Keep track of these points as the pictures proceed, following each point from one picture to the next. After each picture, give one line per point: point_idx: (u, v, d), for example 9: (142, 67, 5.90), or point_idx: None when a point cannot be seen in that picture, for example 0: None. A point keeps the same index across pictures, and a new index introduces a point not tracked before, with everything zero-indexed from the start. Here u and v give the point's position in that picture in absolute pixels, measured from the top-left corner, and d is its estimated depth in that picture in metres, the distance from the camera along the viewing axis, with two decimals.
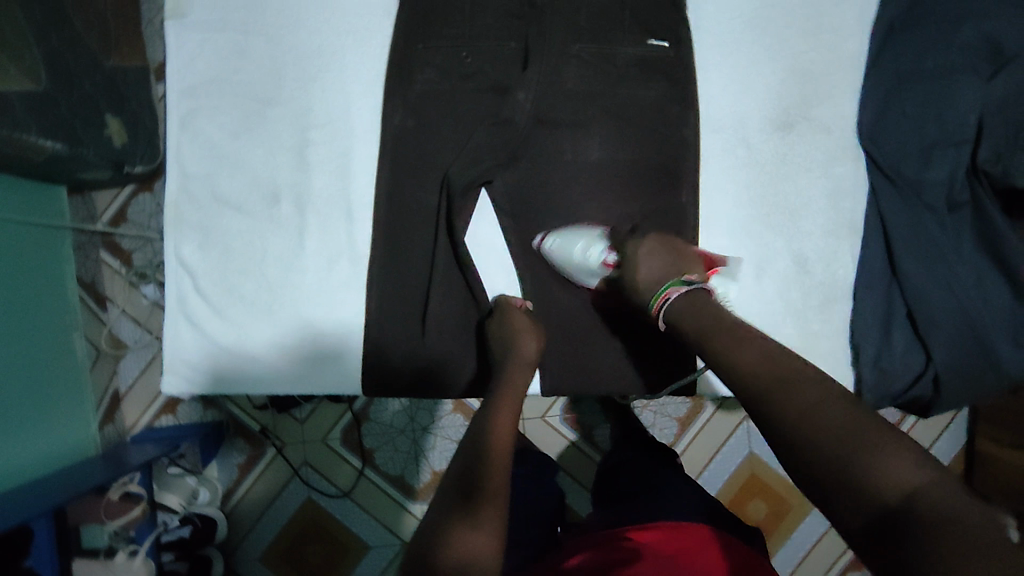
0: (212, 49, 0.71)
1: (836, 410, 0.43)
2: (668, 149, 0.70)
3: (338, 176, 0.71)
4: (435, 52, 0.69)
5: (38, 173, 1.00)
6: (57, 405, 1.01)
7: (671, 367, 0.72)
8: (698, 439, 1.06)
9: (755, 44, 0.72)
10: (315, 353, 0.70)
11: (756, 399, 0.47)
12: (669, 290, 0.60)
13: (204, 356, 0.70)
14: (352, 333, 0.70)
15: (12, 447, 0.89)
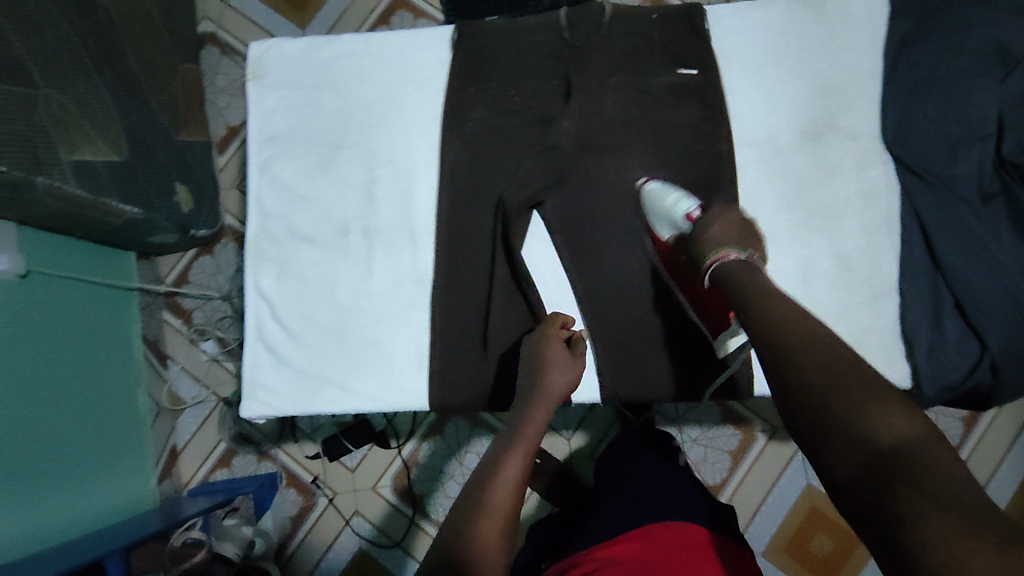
0: (288, 103, 0.80)
1: (838, 371, 0.48)
2: (705, 165, 0.75)
3: (403, 208, 0.77)
4: (486, 93, 0.77)
5: (104, 239, 1.19)
6: (101, 471, 1.12)
7: (716, 365, 0.74)
8: (753, 472, 1.08)
9: (777, 67, 0.78)
10: (385, 375, 0.74)
11: (772, 354, 0.53)
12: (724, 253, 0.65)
13: (279, 377, 0.75)
14: (419, 352, 0.75)
15: (71, 494, 1.03)
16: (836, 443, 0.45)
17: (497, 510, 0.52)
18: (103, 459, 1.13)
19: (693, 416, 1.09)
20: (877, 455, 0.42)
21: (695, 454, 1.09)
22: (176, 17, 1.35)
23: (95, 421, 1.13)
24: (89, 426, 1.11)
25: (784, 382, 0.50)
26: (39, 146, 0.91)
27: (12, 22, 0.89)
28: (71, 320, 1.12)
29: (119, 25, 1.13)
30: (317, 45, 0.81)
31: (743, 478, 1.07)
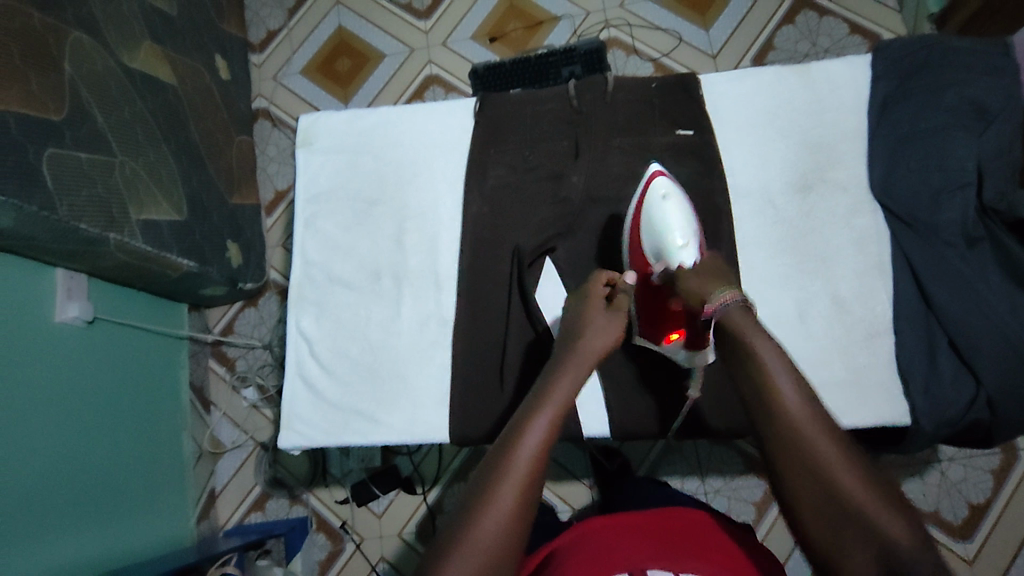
0: (331, 166, 0.91)
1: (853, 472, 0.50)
2: (705, 213, 0.81)
3: (430, 256, 0.86)
4: (503, 154, 0.86)
5: (161, 290, 1.32)
6: (140, 503, 1.21)
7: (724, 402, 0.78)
8: (778, 524, 1.09)
9: (768, 126, 0.85)
10: (411, 405, 0.81)
11: (775, 432, 0.54)
12: (726, 293, 0.63)
13: (314, 408, 0.82)
14: (441, 385, 0.81)
15: (108, 524, 1.12)
16: (850, 545, 0.47)
17: (511, 483, 0.54)
18: (142, 492, 1.22)
19: (715, 467, 1.13)
20: (897, 564, 0.44)
21: (720, 506, 1.12)
22: (234, 97, 1.54)
23: (137, 455, 1.22)
24: (132, 461, 1.21)
25: (797, 479, 0.51)
26: (113, 205, 1.05)
27: (98, 102, 1.06)
28: (129, 361, 1.25)
29: (186, 104, 1.31)
30: (358, 117, 0.92)
31: (768, 531, 1.09)
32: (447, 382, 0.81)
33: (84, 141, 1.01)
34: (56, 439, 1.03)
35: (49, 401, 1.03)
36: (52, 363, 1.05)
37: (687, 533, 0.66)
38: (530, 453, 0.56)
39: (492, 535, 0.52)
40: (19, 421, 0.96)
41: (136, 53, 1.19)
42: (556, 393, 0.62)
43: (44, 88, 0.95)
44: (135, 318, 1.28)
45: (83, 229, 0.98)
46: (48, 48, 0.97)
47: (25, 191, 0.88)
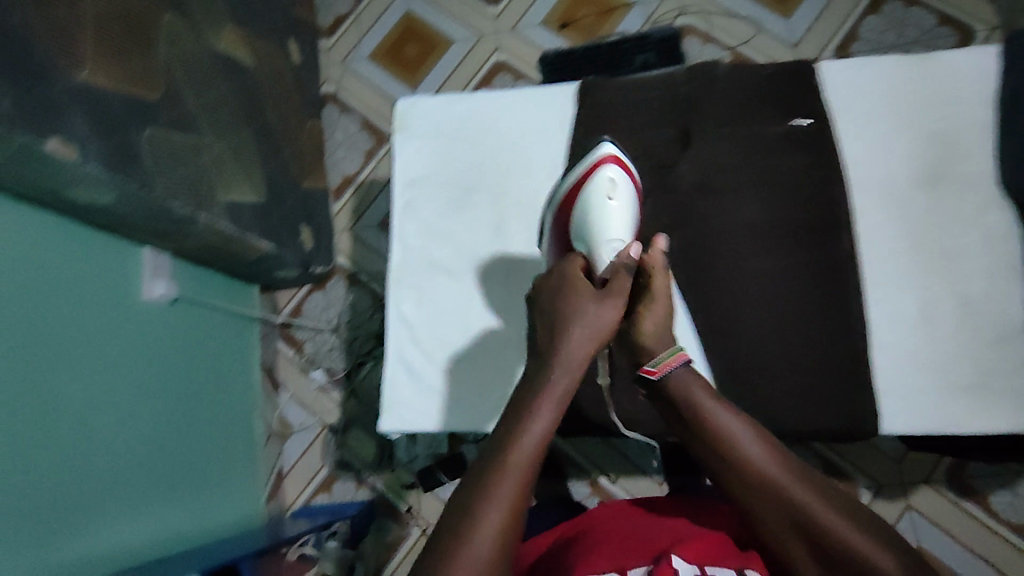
0: (427, 150, 0.90)
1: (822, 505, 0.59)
2: (823, 206, 0.79)
3: (530, 244, 0.85)
4: (607, 141, 0.85)
5: (237, 272, 1.34)
6: (211, 481, 1.23)
7: (847, 404, 0.75)
8: None
9: (886, 116, 0.81)
10: (475, 397, 0.81)
11: (741, 481, 0.63)
12: (673, 357, 0.69)
13: (417, 393, 0.83)
14: (504, 380, 0.81)
15: (182, 502, 1.14)
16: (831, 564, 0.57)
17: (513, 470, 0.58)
18: (213, 471, 1.24)
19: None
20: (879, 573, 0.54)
21: None
22: (304, 80, 1.54)
23: (208, 434, 1.23)
24: (205, 440, 1.22)
25: (776, 522, 0.60)
26: (201, 185, 1.04)
27: (188, 82, 1.06)
28: (205, 341, 1.26)
29: (263, 87, 1.31)
30: (453, 100, 0.91)
31: None
32: (512, 375, 0.81)
33: (176, 121, 1.01)
34: (140, 415, 1.05)
35: (134, 377, 1.05)
36: (135, 343, 1.06)
37: (671, 531, 0.69)
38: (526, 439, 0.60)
39: (501, 520, 0.55)
40: (104, 398, 0.98)
41: (220, 34, 1.19)
42: (527, 430, 0.61)
43: (142, 67, 0.94)
44: (212, 297, 1.29)
45: (176, 209, 0.98)
46: (145, 26, 0.97)
47: (125, 169, 0.87)
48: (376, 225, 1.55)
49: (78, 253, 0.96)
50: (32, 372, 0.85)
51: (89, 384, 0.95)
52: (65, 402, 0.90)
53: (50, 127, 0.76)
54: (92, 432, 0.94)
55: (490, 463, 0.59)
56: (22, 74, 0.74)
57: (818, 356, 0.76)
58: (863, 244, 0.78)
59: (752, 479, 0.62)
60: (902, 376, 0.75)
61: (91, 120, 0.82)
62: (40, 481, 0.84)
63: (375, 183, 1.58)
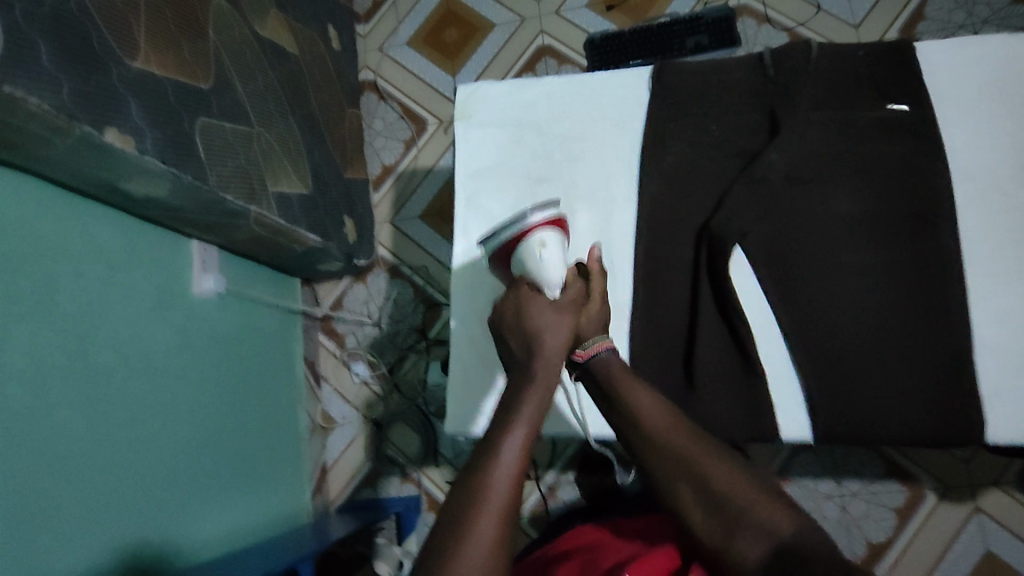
0: (491, 139, 0.86)
1: (728, 469, 0.63)
2: (922, 196, 0.75)
3: (602, 237, 0.81)
4: (686, 129, 0.80)
5: (281, 265, 1.31)
6: (258, 476, 1.21)
7: (951, 408, 0.71)
8: (921, 532, 1.18)
9: (990, 100, 0.76)
10: (461, 394, 0.82)
11: (657, 453, 0.65)
12: (599, 342, 0.72)
13: (464, 392, 0.82)
14: (488, 380, 0.82)
15: (231, 499, 1.12)
16: (729, 531, 0.59)
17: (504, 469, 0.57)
18: (259, 465, 1.22)
19: (851, 471, 1.21)
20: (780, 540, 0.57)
21: (857, 508, 1.20)
22: (344, 67, 1.50)
23: (255, 429, 1.21)
24: (251, 435, 1.20)
25: (680, 486, 0.63)
26: (253, 177, 1.01)
27: (237, 70, 1.02)
28: (250, 335, 1.24)
29: (306, 75, 1.27)
30: (521, 86, 0.87)
31: (912, 535, 1.17)
32: (498, 376, 0.81)
33: (227, 110, 0.98)
34: (192, 413, 1.04)
35: (184, 372, 1.03)
36: (184, 338, 1.04)
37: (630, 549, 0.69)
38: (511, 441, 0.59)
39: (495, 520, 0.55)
40: (154, 394, 0.95)
41: (265, 19, 1.15)
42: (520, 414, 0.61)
43: (194, 54, 0.91)
44: (257, 290, 1.27)
45: (228, 201, 0.95)
46: (195, 11, 0.93)
47: (181, 160, 0.84)
48: (417, 216, 1.51)
49: (130, 248, 0.94)
50: (89, 370, 0.83)
51: (142, 382, 0.93)
52: (121, 401, 0.88)
53: (109, 117, 0.73)
54: (147, 431, 0.93)
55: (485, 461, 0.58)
56: (80, 61, 0.71)
57: (917, 356, 0.72)
58: (965, 238, 0.73)
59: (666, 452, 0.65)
60: (1009, 380, 0.70)
61: (147, 109, 0.79)
62: (97, 482, 0.82)
63: (416, 173, 1.54)
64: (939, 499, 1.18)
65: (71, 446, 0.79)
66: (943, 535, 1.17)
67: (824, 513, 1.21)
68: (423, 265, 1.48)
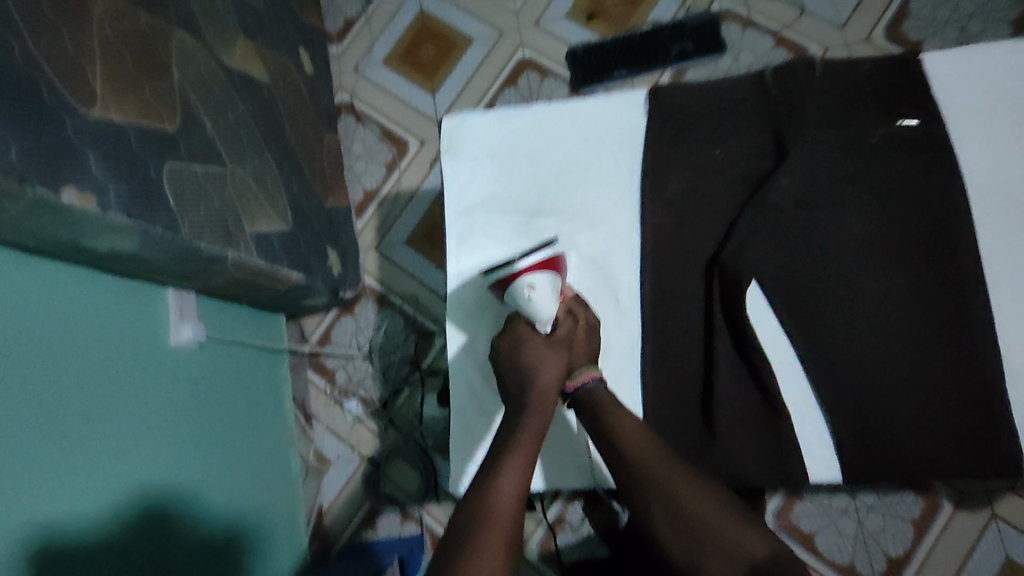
0: (484, 173, 0.83)
1: (702, 492, 0.61)
2: (940, 215, 0.72)
3: (604, 273, 0.78)
4: (689, 154, 0.78)
5: (265, 304, 1.25)
6: (254, 527, 1.15)
7: (984, 436, 0.68)
8: (940, 545, 1.05)
9: (1003, 112, 0.73)
10: (460, 439, 0.79)
11: (635, 478, 0.63)
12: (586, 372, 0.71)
13: (463, 437, 0.79)
14: (482, 433, 0.78)
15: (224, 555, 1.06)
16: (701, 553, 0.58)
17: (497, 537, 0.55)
18: (256, 513, 1.16)
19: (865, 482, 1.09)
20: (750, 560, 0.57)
21: (872, 522, 1.09)
22: (318, 92, 1.44)
23: (247, 479, 1.15)
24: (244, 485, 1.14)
25: (656, 511, 0.61)
26: (229, 220, 0.95)
27: (206, 107, 0.96)
28: (235, 378, 1.18)
29: (279, 103, 1.21)
30: (511, 116, 0.84)
31: (929, 550, 1.05)
32: (492, 428, 0.78)
33: (197, 151, 0.92)
34: (181, 471, 0.97)
35: (171, 429, 0.97)
36: (169, 393, 0.98)
37: None
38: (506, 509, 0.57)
39: None
40: (142, 457, 0.89)
41: (233, 50, 1.09)
42: (509, 477, 0.59)
43: (159, 96, 0.85)
44: (240, 331, 1.21)
45: (205, 249, 0.89)
46: (156, 50, 0.87)
47: (150, 211, 0.78)
48: (403, 242, 1.46)
49: (103, 304, 0.88)
50: (66, 443, 0.77)
51: (127, 447, 0.87)
52: (104, 471, 0.82)
53: (67, 175, 0.67)
54: (134, 498, 0.86)
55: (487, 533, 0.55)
56: (30, 118, 0.64)
57: (946, 382, 0.69)
58: (987, 258, 0.71)
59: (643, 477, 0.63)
60: None
61: (110, 161, 0.74)
62: (75, 563, 0.76)
63: (399, 196, 1.49)
64: (957, 506, 1.06)
65: (49, 530, 0.73)
66: (961, 548, 1.04)
67: (839, 529, 1.09)
68: (413, 293, 1.43)
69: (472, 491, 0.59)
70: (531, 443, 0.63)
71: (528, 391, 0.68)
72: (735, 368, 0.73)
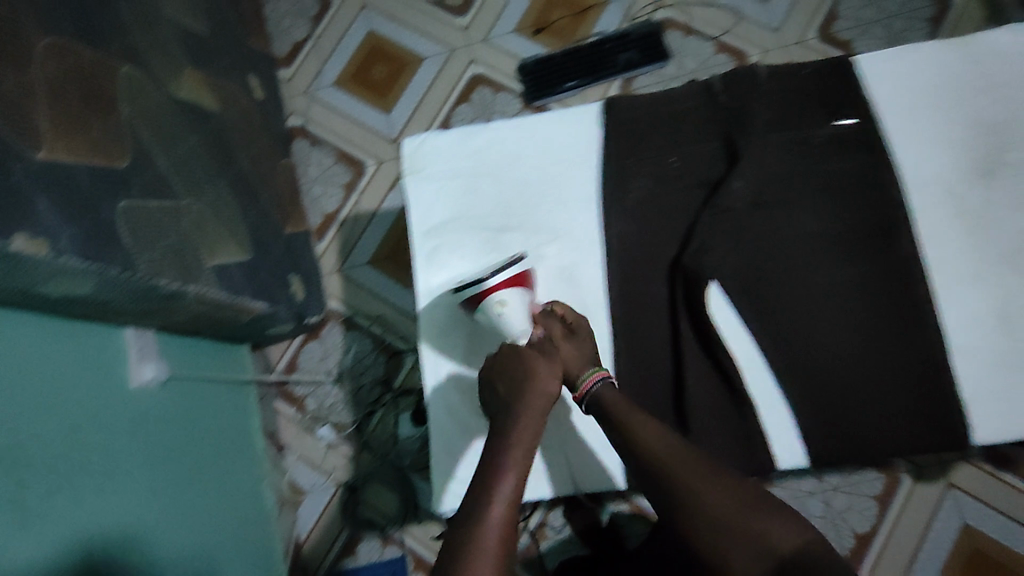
0: (447, 193, 0.84)
1: (727, 487, 0.61)
2: (879, 210, 0.76)
3: (570, 283, 0.80)
4: (645, 163, 0.81)
5: (228, 336, 1.23)
6: (234, 567, 1.11)
7: (941, 413, 0.72)
8: (902, 518, 1.10)
9: (930, 109, 0.79)
10: (446, 458, 0.79)
11: (659, 477, 0.63)
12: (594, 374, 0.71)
13: (449, 457, 0.79)
14: (467, 451, 0.78)
15: None
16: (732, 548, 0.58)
17: (486, 555, 0.55)
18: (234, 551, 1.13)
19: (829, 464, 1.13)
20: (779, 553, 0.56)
21: (839, 501, 1.12)
22: (269, 116, 1.42)
23: (221, 516, 1.11)
24: (219, 523, 1.11)
25: (685, 510, 0.61)
26: (187, 254, 0.93)
27: (157, 141, 0.94)
28: (202, 415, 1.15)
29: (231, 132, 1.19)
30: (470, 135, 0.85)
31: (893, 523, 1.09)
32: (478, 444, 0.78)
33: (151, 186, 0.90)
34: (153, 516, 0.94)
35: (139, 471, 0.93)
36: (134, 434, 0.95)
37: None
38: (497, 523, 0.57)
39: None
40: (111, 504, 0.86)
41: (180, 79, 1.07)
42: (493, 492, 0.59)
43: (108, 133, 0.83)
44: (205, 365, 1.18)
45: (165, 285, 0.86)
46: (102, 87, 0.85)
47: (105, 252, 0.76)
48: (366, 263, 1.45)
49: (58, 350, 0.85)
50: (33, 498, 0.73)
51: (95, 496, 0.83)
52: (75, 523, 0.79)
53: (17, 222, 0.65)
54: (110, 548, 0.84)
55: (477, 550, 0.55)
56: None
57: (900, 365, 0.73)
58: (928, 246, 0.75)
59: (667, 476, 0.62)
60: (994, 380, 0.71)
61: (62, 204, 0.72)
62: None
63: (359, 218, 1.48)
64: (915, 479, 1.11)
65: None
66: (922, 520, 1.09)
67: (809, 511, 1.12)
68: (380, 313, 1.42)
69: (457, 511, 0.59)
70: (514, 456, 0.63)
71: (506, 405, 0.68)
72: (701, 367, 0.76)
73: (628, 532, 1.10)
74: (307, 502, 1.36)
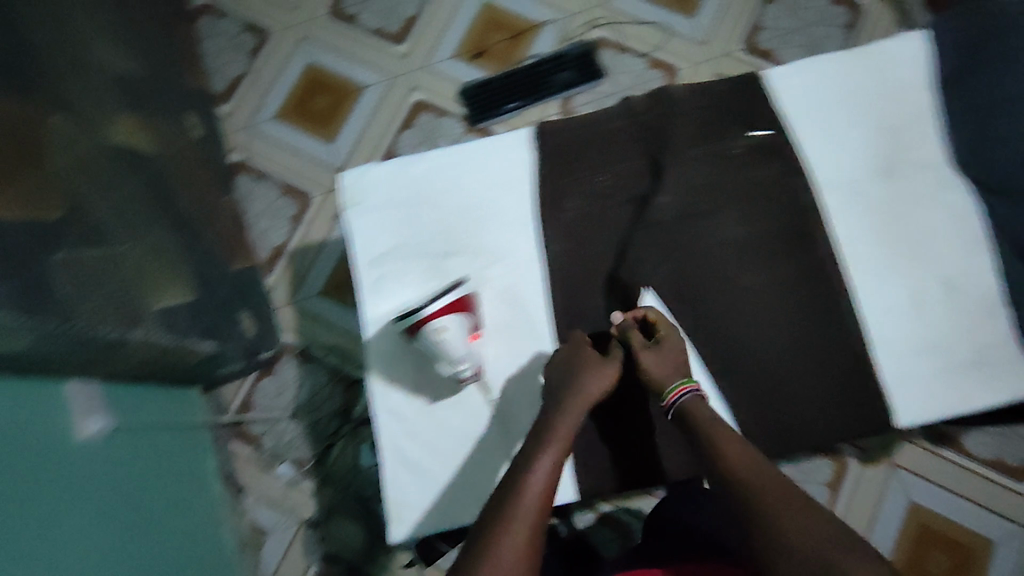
0: (387, 222, 0.85)
1: (817, 520, 0.56)
2: (795, 214, 0.82)
3: (513, 303, 0.82)
4: (578, 182, 0.85)
5: (177, 380, 1.20)
6: None
7: (863, 396, 0.78)
8: (853, 502, 1.13)
9: (837, 116, 0.84)
10: (414, 488, 0.79)
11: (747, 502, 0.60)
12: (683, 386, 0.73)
13: (415, 486, 0.79)
14: (439, 480, 0.79)
15: None
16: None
17: None
18: None
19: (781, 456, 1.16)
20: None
21: None
22: (209, 153, 1.40)
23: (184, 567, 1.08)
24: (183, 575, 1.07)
25: (773, 540, 0.56)
26: (127, 301, 0.92)
27: (93, 188, 0.93)
28: (155, 464, 1.12)
29: (170, 172, 1.18)
30: (406, 163, 0.86)
31: (845, 508, 1.13)
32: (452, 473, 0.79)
33: (87, 235, 0.88)
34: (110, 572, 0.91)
35: (92, 527, 0.90)
36: (84, 489, 0.92)
37: None
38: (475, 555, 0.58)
39: None
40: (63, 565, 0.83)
41: (114, 123, 1.05)
42: None
43: (40, 183, 0.82)
44: (155, 413, 1.15)
45: (104, 333, 0.85)
46: (30, 138, 0.83)
47: (38, 305, 0.75)
48: (316, 293, 1.43)
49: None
50: None
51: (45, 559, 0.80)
52: None
53: None
54: None
55: None
56: None
57: (824, 354, 0.79)
58: (843, 245, 0.81)
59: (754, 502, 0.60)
60: (909, 364, 0.78)
61: None
62: None
63: (308, 248, 1.47)
64: (863, 462, 1.15)
65: None
66: (872, 502, 1.12)
67: None
68: (334, 343, 1.41)
69: None
70: None
71: None
72: None
73: (596, 540, 1.11)
74: (270, 543, 1.33)
